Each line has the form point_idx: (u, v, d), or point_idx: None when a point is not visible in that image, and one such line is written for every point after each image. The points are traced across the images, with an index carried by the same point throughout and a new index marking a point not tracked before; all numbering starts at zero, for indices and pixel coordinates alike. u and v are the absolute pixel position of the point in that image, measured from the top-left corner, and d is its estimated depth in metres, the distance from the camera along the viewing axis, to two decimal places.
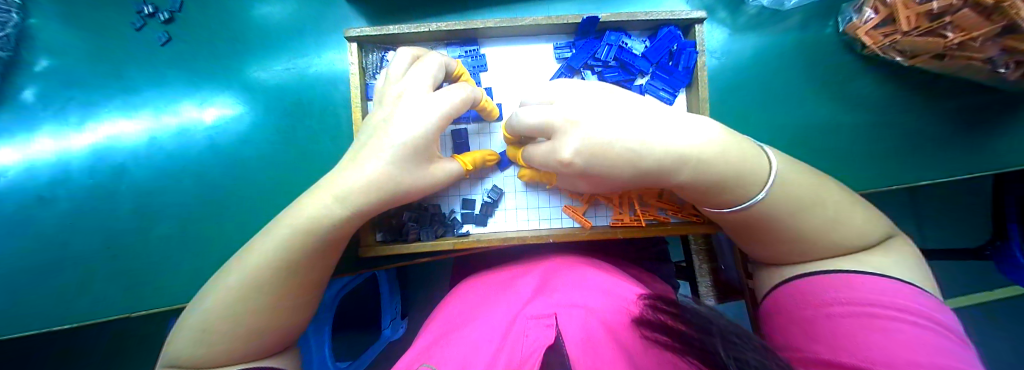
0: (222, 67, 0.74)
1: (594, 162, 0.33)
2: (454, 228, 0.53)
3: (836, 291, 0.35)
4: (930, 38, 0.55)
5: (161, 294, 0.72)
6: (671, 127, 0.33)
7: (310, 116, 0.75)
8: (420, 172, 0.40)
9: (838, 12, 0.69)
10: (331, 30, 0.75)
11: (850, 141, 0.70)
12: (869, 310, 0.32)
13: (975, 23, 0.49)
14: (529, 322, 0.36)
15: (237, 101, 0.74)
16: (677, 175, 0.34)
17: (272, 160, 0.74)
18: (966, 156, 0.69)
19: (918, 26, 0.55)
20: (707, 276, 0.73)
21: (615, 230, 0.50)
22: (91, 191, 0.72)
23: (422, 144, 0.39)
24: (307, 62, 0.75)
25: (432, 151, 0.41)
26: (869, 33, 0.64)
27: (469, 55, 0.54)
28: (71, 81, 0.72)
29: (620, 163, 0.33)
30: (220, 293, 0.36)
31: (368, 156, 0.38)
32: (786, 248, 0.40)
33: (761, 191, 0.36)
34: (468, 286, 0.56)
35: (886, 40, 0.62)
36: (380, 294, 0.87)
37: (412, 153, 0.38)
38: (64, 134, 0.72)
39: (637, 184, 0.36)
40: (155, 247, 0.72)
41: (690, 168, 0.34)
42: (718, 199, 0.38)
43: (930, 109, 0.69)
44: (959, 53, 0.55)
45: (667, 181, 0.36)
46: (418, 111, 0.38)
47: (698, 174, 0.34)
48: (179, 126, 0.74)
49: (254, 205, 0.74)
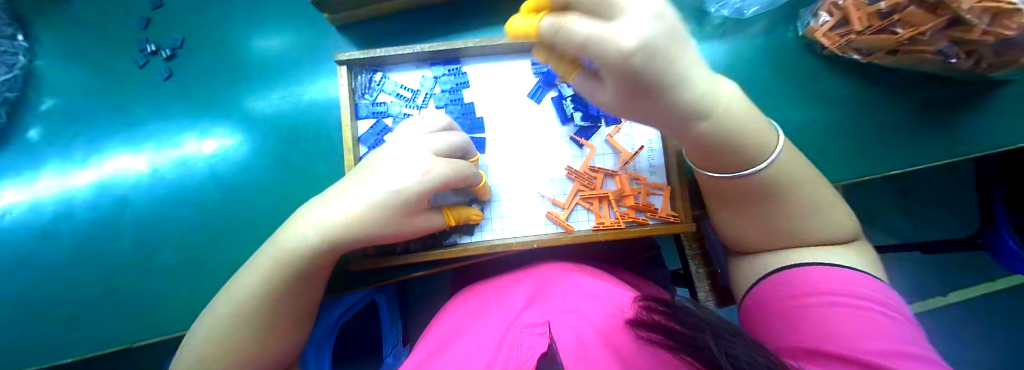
0: (220, 98, 0.77)
1: (653, 68, 0.25)
2: (443, 238, 0.54)
3: (823, 281, 0.35)
4: (881, 35, 0.59)
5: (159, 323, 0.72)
6: (711, 76, 0.31)
7: (307, 140, 0.77)
8: (401, 226, 0.41)
9: (796, 17, 0.73)
10: (325, 57, 0.78)
11: (827, 136, 0.72)
12: (850, 301, 0.32)
13: (924, 18, 0.52)
14: (523, 331, 0.36)
15: (234, 129, 0.77)
16: (702, 120, 0.32)
17: (271, 185, 0.76)
18: (942, 145, 0.70)
19: (871, 23, 0.59)
20: (706, 281, 0.72)
21: (598, 233, 0.51)
22: (92, 225, 0.73)
23: (411, 199, 0.40)
24: (304, 89, 0.78)
25: (419, 205, 0.42)
26: (826, 35, 0.67)
27: (453, 73, 0.58)
28: (74, 119, 0.75)
29: (665, 88, 0.27)
30: (210, 323, 0.40)
31: (346, 199, 0.39)
32: (764, 231, 0.42)
33: (766, 158, 0.36)
34: (465, 298, 0.57)
35: (842, 40, 0.65)
36: (379, 315, 0.86)
37: (402, 207, 0.40)
38: (67, 171, 0.74)
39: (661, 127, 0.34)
40: (153, 277, 0.73)
41: (715, 114, 0.32)
42: (733, 159, 0.36)
43: (901, 101, 0.71)
44: (910, 48, 0.58)
45: (690, 126, 0.33)
46: (405, 169, 0.40)
47: (718, 125, 0.33)
48: (179, 157, 0.76)
49: (250, 228, 0.75)
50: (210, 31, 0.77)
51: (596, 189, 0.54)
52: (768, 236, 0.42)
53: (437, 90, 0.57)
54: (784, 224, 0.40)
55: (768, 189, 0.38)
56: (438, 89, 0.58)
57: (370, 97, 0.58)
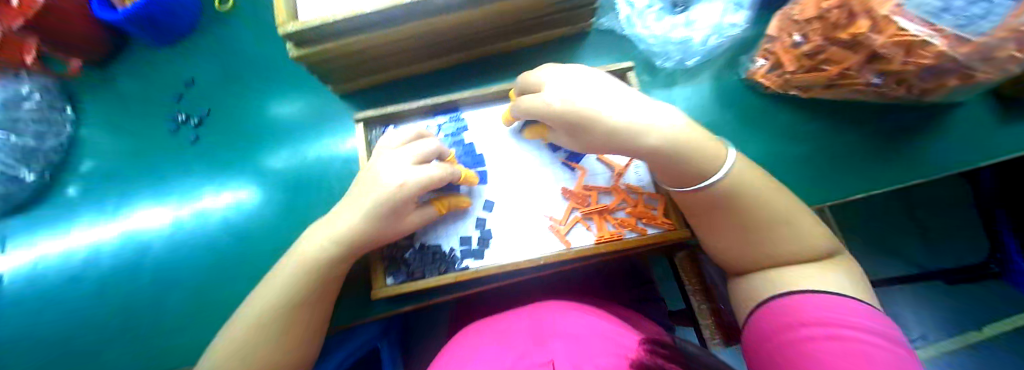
0: (239, 159, 0.82)
1: (572, 115, 0.40)
2: (454, 263, 0.50)
3: (820, 309, 0.35)
4: (815, 73, 0.52)
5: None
6: (638, 108, 0.39)
7: (307, 191, 0.79)
8: (396, 225, 0.45)
9: (739, 63, 0.66)
10: (331, 120, 0.83)
11: (889, 132, 0.59)
12: (839, 331, 0.33)
13: (844, 54, 0.46)
14: (529, 364, 0.39)
15: (250, 183, 0.80)
16: (646, 137, 0.38)
17: (273, 231, 0.77)
18: (981, 147, 0.56)
19: (801, 64, 0.54)
20: (709, 318, 0.72)
21: (598, 247, 0.47)
22: (111, 280, 0.76)
23: (398, 200, 0.44)
24: (309, 148, 0.81)
25: (405, 206, 0.45)
26: (765, 76, 0.61)
27: (453, 119, 0.59)
28: (109, 180, 0.83)
29: (588, 120, 0.39)
30: (230, 338, 0.43)
31: (347, 210, 0.45)
32: (739, 237, 0.42)
33: (719, 172, 0.39)
34: (473, 332, 0.52)
35: (782, 81, 0.59)
36: (380, 365, 0.88)
37: (379, 213, 0.43)
38: (100, 222, 0.80)
39: (602, 144, 0.41)
40: (145, 328, 0.73)
41: (658, 134, 0.38)
42: (686, 169, 0.39)
43: (921, 111, 0.58)
44: (845, 82, 0.51)
45: (625, 137, 0.38)
46: (396, 169, 0.45)
47: (644, 144, 0.38)
48: (194, 212, 0.80)
49: (249, 277, 0.75)
50: (234, 99, 0.86)
51: (595, 202, 0.51)
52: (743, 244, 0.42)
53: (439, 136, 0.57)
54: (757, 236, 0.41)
55: (738, 197, 0.40)
56: (440, 134, 0.58)
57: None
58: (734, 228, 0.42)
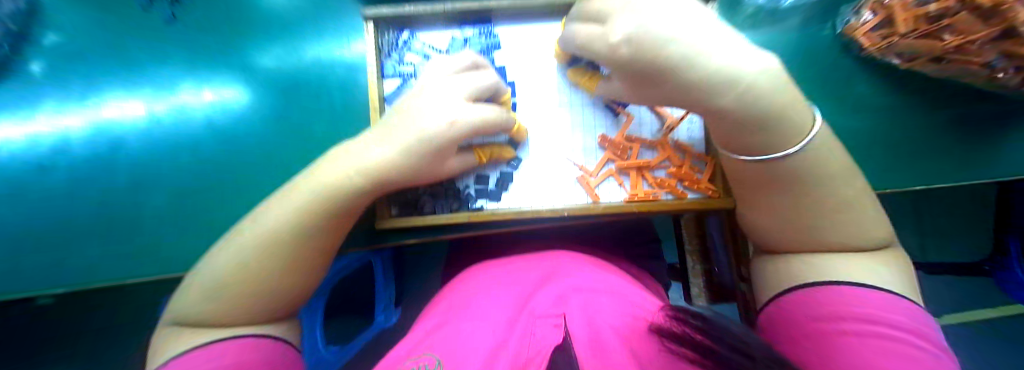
0: (226, 50, 0.71)
1: (635, 59, 0.32)
2: (468, 202, 0.52)
3: (877, 309, 0.31)
4: (927, 41, 0.47)
5: (119, 268, 0.67)
6: (730, 51, 0.29)
7: (304, 99, 0.70)
8: (436, 165, 0.41)
9: (836, 14, 0.61)
10: (335, 16, 0.71)
11: (921, 131, 0.62)
12: (883, 329, 0.30)
13: (974, 26, 0.42)
14: (537, 320, 0.35)
15: (235, 81, 0.71)
16: (719, 96, 0.30)
17: (266, 140, 0.70)
18: (975, 155, 0.61)
19: (914, 28, 0.47)
20: (700, 276, 0.83)
21: (631, 205, 0.49)
22: (82, 171, 0.69)
23: (436, 144, 0.38)
24: (306, 47, 0.71)
25: (448, 150, 0.40)
26: (866, 35, 0.56)
27: (483, 35, 0.55)
28: (77, 60, 0.71)
29: (652, 67, 0.31)
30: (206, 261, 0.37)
31: (383, 140, 0.38)
32: (803, 224, 0.36)
33: (797, 144, 0.33)
34: (474, 274, 0.50)
35: (884, 43, 0.54)
36: (374, 281, 0.93)
37: (428, 151, 0.38)
38: (69, 108, 0.70)
39: (670, 95, 0.33)
40: (127, 225, 0.68)
41: (737, 92, 0.29)
42: (751, 140, 0.33)
43: (941, 111, 0.61)
44: (954, 58, 0.47)
45: (701, 88, 0.30)
46: (440, 111, 0.38)
47: (724, 101, 0.30)
48: (175, 106, 0.71)
49: (244, 188, 0.70)
50: None
51: (636, 158, 0.51)
52: (803, 232, 0.37)
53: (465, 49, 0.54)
54: (822, 223, 0.35)
55: (815, 174, 0.34)
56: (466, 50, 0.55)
57: (397, 55, 0.55)
58: (789, 219, 0.37)
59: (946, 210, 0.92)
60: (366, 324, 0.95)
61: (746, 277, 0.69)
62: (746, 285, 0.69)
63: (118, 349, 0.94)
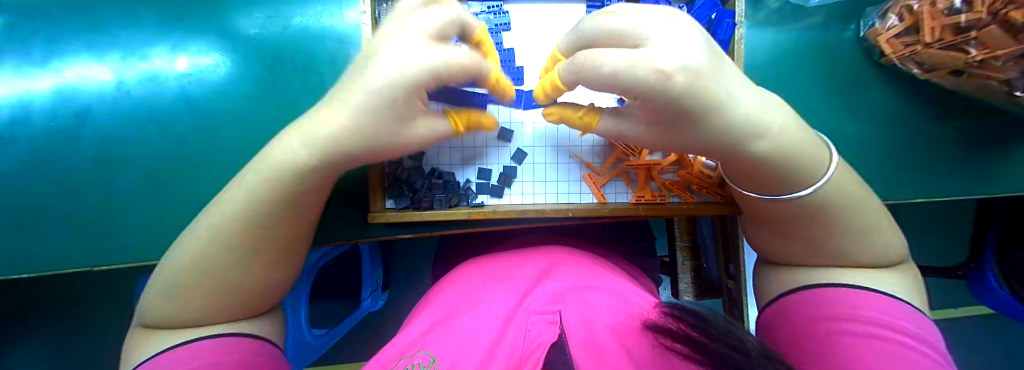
0: (203, 12, 0.65)
1: (691, 97, 0.22)
2: (468, 197, 0.50)
3: (881, 314, 0.31)
4: (952, 52, 0.47)
5: (86, 252, 0.62)
6: (756, 89, 0.26)
7: (290, 72, 0.65)
8: (401, 130, 0.32)
9: (861, 15, 0.60)
10: None
11: (921, 143, 0.62)
12: (881, 332, 0.29)
13: (997, 41, 0.41)
14: (532, 316, 0.33)
15: (213, 48, 0.65)
16: (758, 142, 0.26)
17: (249, 116, 0.65)
18: (973, 169, 0.62)
19: (940, 38, 0.46)
20: (688, 273, 0.78)
21: (637, 207, 0.49)
22: (37, 141, 0.61)
23: (398, 97, 0.29)
24: (293, 12, 0.65)
25: (410, 108, 0.31)
26: (889, 41, 0.54)
27: (491, 12, 0.50)
28: (34, 18, 0.62)
29: (711, 110, 0.23)
30: (174, 255, 0.33)
31: (341, 97, 0.29)
32: (817, 241, 0.35)
33: (825, 176, 0.31)
34: (469, 270, 0.49)
35: (906, 51, 0.53)
36: (362, 265, 0.90)
37: (396, 107, 0.29)
38: (28, 73, 0.62)
39: (705, 144, 0.27)
40: (94, 204, 0.63)
41: (771, 135, 0.27)
42: (774, 180, 0.31)
43: (941, 124, 0.61)
44: (977, 72, 0.47)
45: (744, 135, 0.26)
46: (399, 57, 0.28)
47: (762, 147, 0.27)
48: (146, 73, 0.64)
49: (225, 168, 0.65)
50: None
51: (645, 158, 0.50)
52: (813, 250, 0.36)
53: None
54: (838, 239, 0.34)
55: (843, 193, 0.32)
56: None
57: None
58: (800, 239, 0.36)
59: (930, 215, 0.94)
60: (350, 309, 0.92)
61: (734, 273, 0.72)
62: (733, 281, 0.72)
63: (94, 332, 0.90)
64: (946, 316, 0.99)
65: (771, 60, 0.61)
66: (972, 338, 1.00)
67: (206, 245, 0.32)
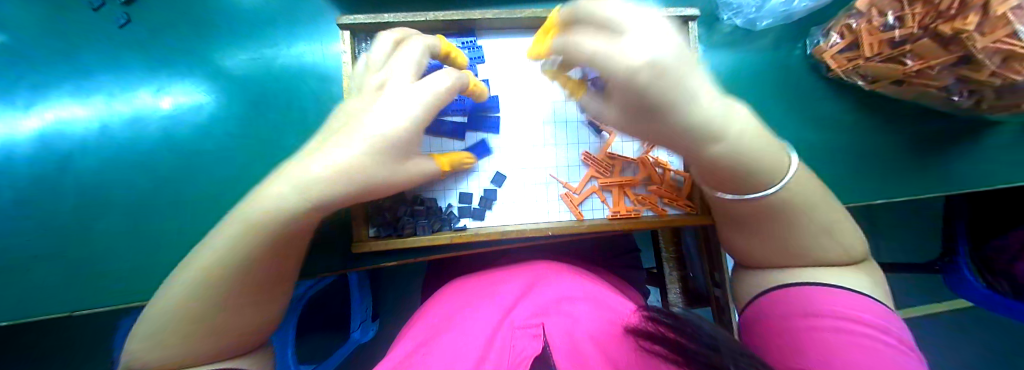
0: (188, 54, 0.67)
1: (657, 92, 0.19)
2: (451, 221, 0.51)
3: (845, 307, 0.33)
4: (890, 64, 0.50)
5: (66, 298, 0.61)
6: (739, 72, 0.23)
7: (274, 109, 0.66)
8: (397, 169, 0.35)
9: (806, 34, 0.64)
10: (309, 23, 0.68)
11: (880, 147, 0.65)
12: (848, 327, 0.31)
13: (933, 52, 0.45)
14: (516, 331, 0.34)
15: (198, 88, 0.66)
16: (715, 145, 0.24)
17: (233, 153, 0.66)
18: (931, 169, 0.65)
19: (879, 52, 0.50)
20: (676, 283, 0.79)
21: (614, 222, 0.51)
22: (22, 186, 0.61)
23: (404, 137, 0.34)
24: (275, 52, 0.67)
25: (410, 148, 0.36)
26: (834, 57, 0.58)
27: (466, 47, 0.53)
28: (22, 66, 0.63)
29: (681, 102, 0.20)
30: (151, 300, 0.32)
31: (338, 141, 0.31)
32: (776, 245, 0.36)
33: (781, 180, 0.30)
34: (455, 290, 0.49)
35: (850, 65, 0.56)
36: (353, 293, 0.90)
37: (389, 150, 0.33)
38: (9, 118, 0.62)
39: (674, 140, 0.25)
40: (74, 249, 0.62)
41: (732, 141, 0.24)
42: (734, 180, 0.29)
43: (896, 128, 0.65)
44: (915, 81, 0.51)
45: (714, 135, 0.23)
46: (401, 103, 0.34)
47: (726, 153, 0.25)
48: (132, 113, 0.65)
49: (207, 205, 0.65)
50: None
51: (618, 176, 0.53)
52: (772, 256, 0.38)
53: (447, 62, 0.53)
54: (796, 243, 0.36)
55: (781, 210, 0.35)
56: None
57: None
58: (765, 241, 0.37)
59: (903, 214, 0.98)
60: (342, 338, 0.91)
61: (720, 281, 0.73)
62: (719, 289, 0.73)
63: None
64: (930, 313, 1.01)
65: (731, 76, 0.65)
66: (962, 334, 1.01)
67: (183, 285, 0.31)
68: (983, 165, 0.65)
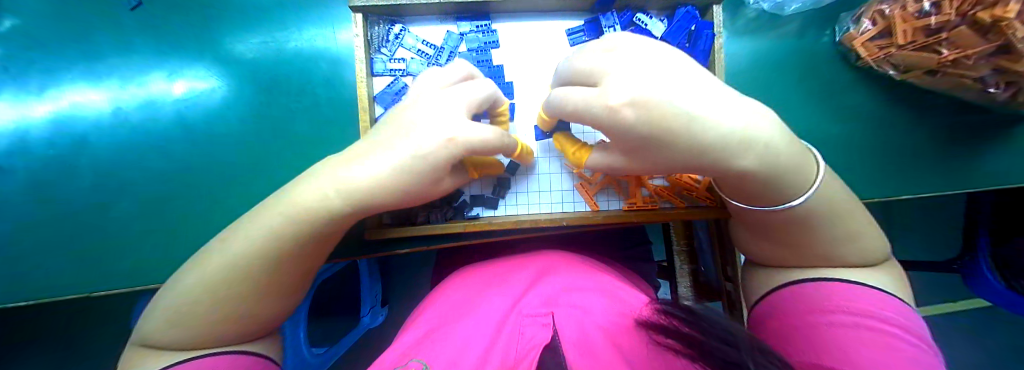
0: (198, 38, 0.66)
1: (647, 128, 0.25)
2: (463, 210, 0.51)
3: (865, 303, 0.32)
4: (924, 53, 0.49)
5: (82, 279, 0.62)
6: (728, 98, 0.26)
7: (285, 94, 0.66)
8: (435, 185, 0.34)
9: (836, 20, 0.62)
10: (321, 6, 0.67)
11: (903, 141, 0.63)
12: (867, 323, 0.30)
13: (971, 42, 0.43)
14: (525, 319, 0.33)
15: (211, 73, 0.66)
16: (742, 159, 0.26)
17: (243, 139, 0.66)
18: (956, 164, 0.63)
19: (913, 40, 0.48)
20: (687, 277, 0.78)
21: (629, 214, 0.50)
22: (39, 169, 0.62)
23: (443, 158, 0.32)
24: (286, 36, 0.66)
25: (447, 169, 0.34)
26: (864, 45, 0.56)
27: (480, 30, 0.52)
28: (35, 49, 0.63)
29: (671, 132, 0.25)
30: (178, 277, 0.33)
31: (378, 155, 0.31)
32: (790, 252, 0.37)
33: (811, 187, 0.31)
34: (463, 277, 0.49)
35: (881, 53, 0.55)
36: (362, 280, 0.90)
37: (429, 169, 0.32)
38: (24, 102, 0.63)
39: (686, 164, 0.27)
40: (89, 230, 0.63)
41: (755, 153, 0.26)
42: (765, 196, 0.31)
43: (921, 122, 0.63)
44: (950, 71, 0.49)
45: (727, 156, 0.26)
46: (441, 124, 0.32)
47: (749, 167, 0.27)
48: (145, 98, 0.65)
49: (220, 190, 0.65)
50: None
51: None
52: (791, 256, 0.37)
53: (460, 47, 0.52)
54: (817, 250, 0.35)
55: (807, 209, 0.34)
56: (463, 47, 0.52)
57: (387, 51, 0.52)
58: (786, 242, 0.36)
59: (921, 210, 0.96)
60: (351, 324, 0.92)
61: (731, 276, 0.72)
62: (730, 283, 0.72)
63: (93, 358, 0.89)
64: (943, 311, 0.99)
65: (750, 65, 0.64)
66: (975, 334, 0.99)
67: None
68: (1012, 161, 0.63)
